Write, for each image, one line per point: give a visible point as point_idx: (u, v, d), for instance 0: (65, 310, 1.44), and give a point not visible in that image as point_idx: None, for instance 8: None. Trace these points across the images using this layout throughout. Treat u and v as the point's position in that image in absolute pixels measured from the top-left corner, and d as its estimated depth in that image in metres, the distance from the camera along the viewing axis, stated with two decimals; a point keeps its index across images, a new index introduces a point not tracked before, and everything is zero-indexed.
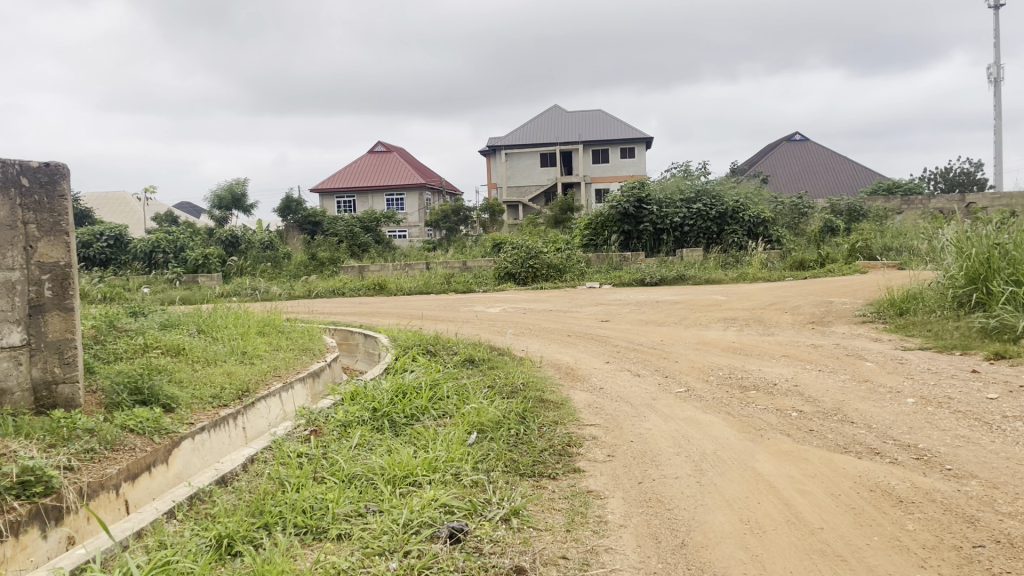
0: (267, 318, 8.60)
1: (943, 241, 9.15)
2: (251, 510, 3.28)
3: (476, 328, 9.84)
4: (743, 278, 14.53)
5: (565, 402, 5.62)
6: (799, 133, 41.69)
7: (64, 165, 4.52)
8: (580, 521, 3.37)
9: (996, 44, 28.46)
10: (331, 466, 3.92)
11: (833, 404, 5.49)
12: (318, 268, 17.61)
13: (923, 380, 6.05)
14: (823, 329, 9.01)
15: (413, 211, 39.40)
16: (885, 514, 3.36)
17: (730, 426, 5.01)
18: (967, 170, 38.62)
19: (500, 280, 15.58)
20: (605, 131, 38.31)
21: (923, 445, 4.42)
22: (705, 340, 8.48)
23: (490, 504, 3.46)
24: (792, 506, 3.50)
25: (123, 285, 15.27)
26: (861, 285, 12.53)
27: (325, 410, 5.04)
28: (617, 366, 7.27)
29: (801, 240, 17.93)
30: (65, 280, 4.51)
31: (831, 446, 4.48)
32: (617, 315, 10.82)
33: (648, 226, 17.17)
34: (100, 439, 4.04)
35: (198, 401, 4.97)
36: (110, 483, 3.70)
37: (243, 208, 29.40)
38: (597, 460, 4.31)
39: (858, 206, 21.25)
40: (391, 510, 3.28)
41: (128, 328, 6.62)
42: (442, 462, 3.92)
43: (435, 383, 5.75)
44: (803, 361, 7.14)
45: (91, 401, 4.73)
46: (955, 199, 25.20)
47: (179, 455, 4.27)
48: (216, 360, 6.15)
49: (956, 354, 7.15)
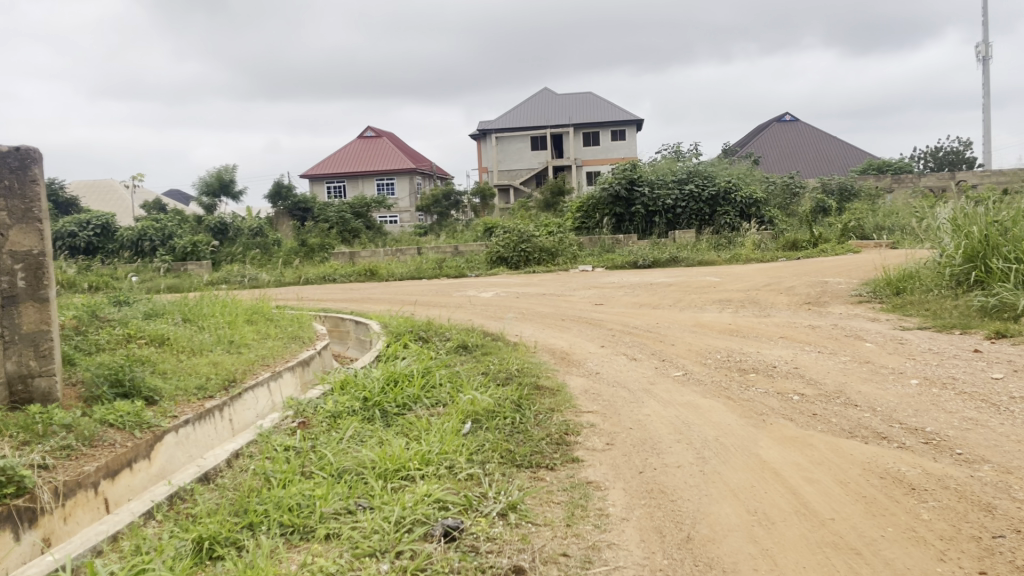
0: (254, 306, 8.41)
1: (939, 220, 9.01)
2: (234, 509, 3.13)
3: (468, 313, 9.67)
4: (736, 259, 14.41)
5: (561, 388, 5.46)
6: (789, 114, 41.58)
7: (37, 149, 4.31)
8: (580, 514, 3.22)
9: (986, 21, 28.33)
10: (319, 459, 3.76)
11: (834, 386, 5.36)
12: (308, 254, 17.37)
13: (925, 361, 5.92)
14: (819, 310, 8.88)
15: (403, 196, 39.16)
16: (897, 503, 3.22)
17: (732, 410, 4.87)
18: (958, 149, 38.53)
19: (491, 264, 15.41)
20: (596, 113, 38.05)
21: (931, 428, 4.29)
22: (701, 322, 8.35)
23: (486, 498, 3.31)
24: (800, 496, 3.36)
25: (109, 274, 15.03)
26: (856, 264, 12.40)
27: (314, 401, 4.86)
28: (613, 350, 7.13)
29: (793, 221, 17.82)
30: (39, 269, 4.31)
31: (836, 430, 4.35)
32: (611, 298, 10.66)
33: (640, 208, 17.01)
34: (78, 434, 3.86)
35: (182, 393, 4.79)
36: (88, 481, 3.53)
37: (232, 195, 29.11)
38: (595, 449, 4.16)
39: (850, 185, 21.11)
40: (382, 506, 3.13)
41: (110, 318, 6.43)
42: (436, 454, 3.77)
43: (427, 371, 5.58)
44: (801, 342, 7.00)
45: (70, 395, 4.55)
46: (947, 177, 25.10)
47: (162, 449, 4.10)
48: (202, 349, 5.97)
49: (955, 333, 7.04)
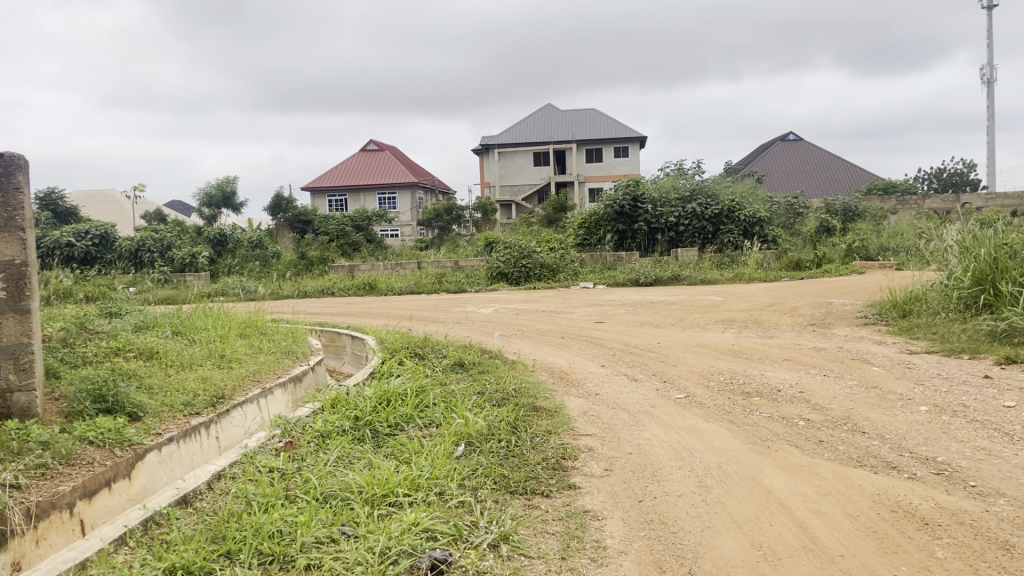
0: (249, 319, 8.26)
1: (946, 241, 8.86)
2: (212, 536, 2.98)
3: (465, 329, 9.51)
4: (739, 278, 14.27)
5: (559, 410, 5.30)
6: (793, 134, 41.56)
7: (23, 157, 4.19)
8: (576, 547, 3.07)
9: (990, 44, 28.36)
10: (304, 482, 3.59)
11: (841, 412, 5.19)
12: (307, 267, 17.21)
13: (934, 387, 5.75)
14: (824, 331, 8.72)
15: (405, 210, 39.10)
16: (910, 539, 3.06)
17: (735, 436, 4.70)
18: (962, 170, 38.47)
19: (491, 280, 15.27)
20: (599, 130, 38.05)
21: (943, 458, 4.13)
22: (703, 342, 8.19)
23: (477, 527, 3.16)
24: (808, 529, 3.20)
25: (106, 285, 14.88)
26: (861, 285, 12.26)
27: (303, 419, 4.70)
28: (613, 370, 6.97)
29: (797, 240, 17.69)
30: (21, 279, 4.17)
31: (844, 459, 4.18)
32: (611, 316, 10.50)
33: (642, 225, 16.89)
34: (55, 453, 3.71)
35: (168, 409, 4.64)
36: (63, 502, 3.38)
37: (232, 206, 29.07)
38: (593, 474, 4.00)
39: (854, 207, 21.01)
40: (367, 536, 2.97)
41: (99, 330, 6.29)
42: (426, 479, 3.61)
43: (421, 390, 5.40)
44: (806, 365, 6.84)
45: (51, 410, 4.39)
46: (951, 200, 24.97)
47: (143, 468, 3.94)
48: (191, 364, 5.81)
49: (964, 357, 6.87)
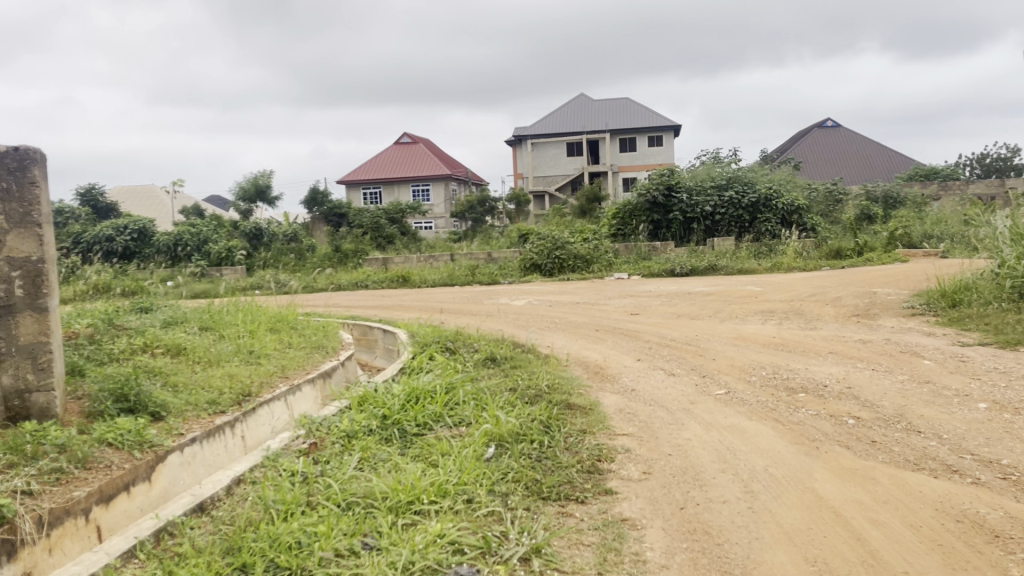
0: (280, 313, 8.11)
1: (998, 227, 8.41)
2: (227, 547, 2.82)
3: (498, 322, 9.32)
4: (777, 268, 13.89)
5: (594, 407, 5.07)
6: (831, 120, 40.72)
7: (38, 149, 4.06)
8: (614, 561, 2.86)
9: None
10: (327, 487, 3.43)
11: (894, 409, 4.90)
12: (341, 260, 17.10)
13: (992, 382, 5.43)
14: (869, 323, 8.37)
15: (438, 202, 39.00)
16: (980, 554, 2.80)
17: (781, 436, 4.44)
18: (1005, 156, 37.43)
19: (525, 272, 15.06)
20: (633, 118, 37.59)
21: (1008, 460, 3.84)
22: (741, 334, 7.91)
23: (507, 540, 2.97)
24: (866, 542, 2.96)
25: (143, 279, 14.92)
26: (907, 273, 11.85)
27: (330, 419, 4.53)
28: (649, 364, 6.72)
29: (836, 228, 17.21)
30: (38, 276, 4.02)
31: (900, 462, 3.91)
32: (647, 308, 10.21)
33: (677, 215, 16.56)
34: (71, 456, 3.57)
35: (192, 408, 4.49)
36: (77, 508, 3.23)
37: (267, 199, 29.06)
38: (631, 478, 3.78)
39: (896, 193, 20.42)
40: (390, 548, 2.79)
41: (127, 326, 6.18)
42: (454, 485, 3.42)
43: (451, 387, 5.20)
44: (852, 359, 6.52)
45: (72, 410, 4.27)
46: (997, 185, 24.18)
47: (165, 471, 3.80)
48: (219, 360, 5.69)
49: (1020, 350, 6.52)
